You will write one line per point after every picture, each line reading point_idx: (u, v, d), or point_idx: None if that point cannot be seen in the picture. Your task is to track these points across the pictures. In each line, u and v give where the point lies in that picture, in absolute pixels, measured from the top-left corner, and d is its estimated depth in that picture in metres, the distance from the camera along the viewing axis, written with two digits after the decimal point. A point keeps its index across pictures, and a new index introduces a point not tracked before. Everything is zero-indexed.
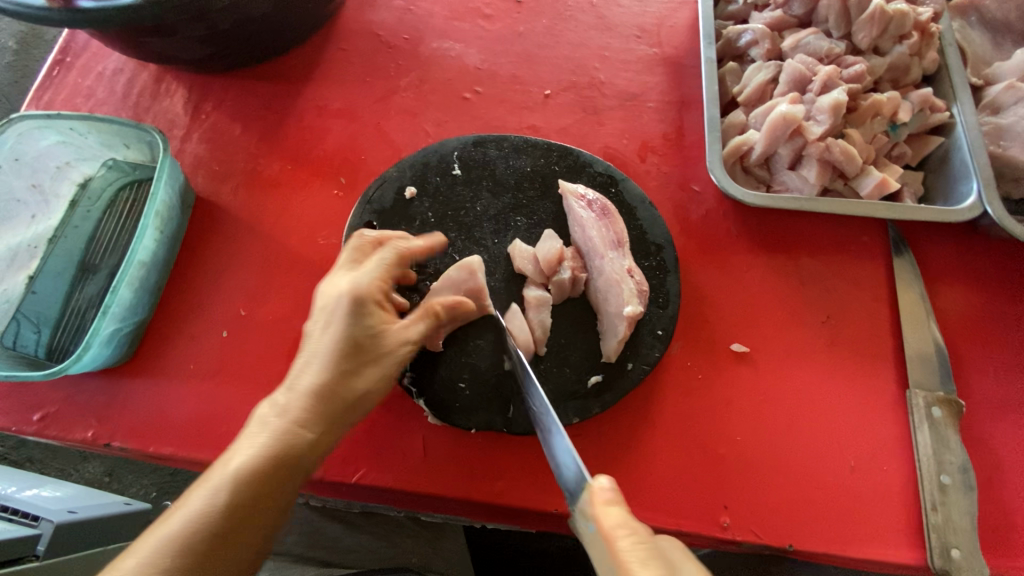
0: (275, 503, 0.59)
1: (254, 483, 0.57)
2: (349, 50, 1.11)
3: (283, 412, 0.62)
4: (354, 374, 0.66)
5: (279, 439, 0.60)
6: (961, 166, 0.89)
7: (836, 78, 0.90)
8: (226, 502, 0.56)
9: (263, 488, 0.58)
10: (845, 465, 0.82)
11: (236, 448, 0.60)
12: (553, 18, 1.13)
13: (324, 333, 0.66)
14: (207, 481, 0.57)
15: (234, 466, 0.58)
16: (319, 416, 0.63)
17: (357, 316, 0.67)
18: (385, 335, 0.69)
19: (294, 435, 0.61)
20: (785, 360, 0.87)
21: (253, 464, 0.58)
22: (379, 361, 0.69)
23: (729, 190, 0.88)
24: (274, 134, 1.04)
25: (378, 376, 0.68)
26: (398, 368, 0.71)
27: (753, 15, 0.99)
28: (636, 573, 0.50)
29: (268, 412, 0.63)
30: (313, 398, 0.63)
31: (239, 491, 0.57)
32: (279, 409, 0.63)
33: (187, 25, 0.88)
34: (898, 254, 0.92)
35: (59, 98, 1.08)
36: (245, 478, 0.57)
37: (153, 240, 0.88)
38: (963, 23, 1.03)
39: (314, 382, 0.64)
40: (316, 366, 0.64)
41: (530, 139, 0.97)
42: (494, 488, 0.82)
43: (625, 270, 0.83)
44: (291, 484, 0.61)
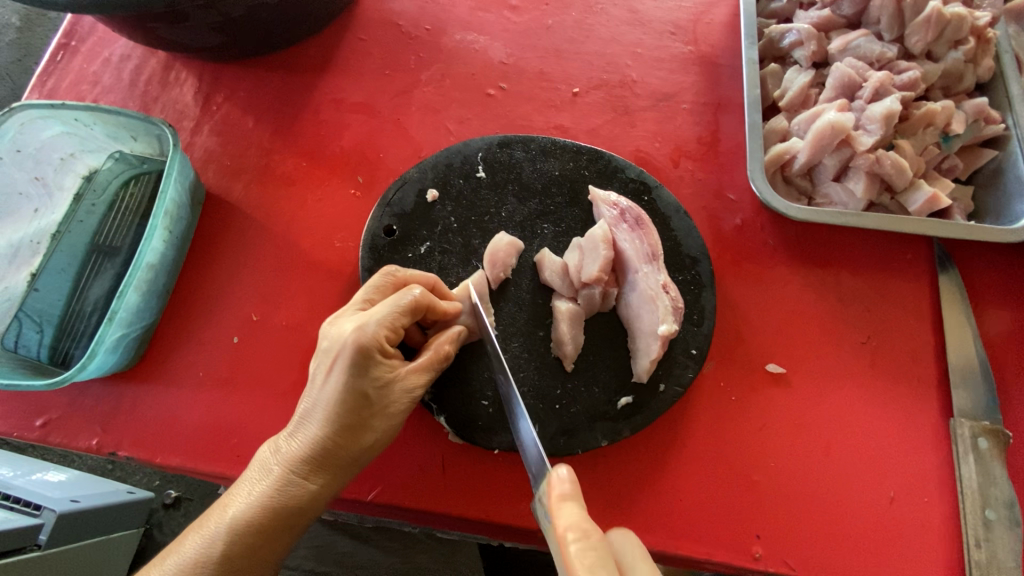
0: (275, 548, 0.63)
1: (246, 534, 0.61)
2: (368, 40, 1.05)
3: (282, 465, 0.63)
4: (353, 431, 0.64)
5: (271, 493, 0.62)
6: (1016, 182, 0.84)
7: (889, 85, 0.85)
8: (218, 551, 0.60)
9: (259, 539, 0.61)
10: (884, 496, 0.78)
11: (238, 492, 0.64)
12: (583, 11, 1.07)
13: (326, 387, 0.63)
14: (211, 521, 0.62)
15: (231, 514, 0.62)
16: (313, 471, 0.63)
17: (360, 370, 0.62)
18: (391, 387, 0.65)
19: (287, 489, 0.63)
20: (824, 382, 0.83)
21: (246, 515, 0.61)
22: (383, 415, 0.65)
23: (771, 202, 0.83)
24: (289, 128, 0.99)
25: (382, 430, 0.66)
26: (402, 418, 0.67)
27: (798, 14, 0.94)
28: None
29: (270, 460, 0.65)
30: (308, 454, 0.63)
31: (233, 538, 0.61)
32: (279, 461, 0.64)
33: (199, 10, 0.83)
34: (944, 273, 0.87)
35: (64, 85, 1.03)
36: (237, 529, 0.61)
37: (162, 240, 0.84)
38: (1020, 28, 0.97)
39: (313, 437, 0.63)
40: (317, 421, 0.63)
41: (558, 141, 0.92)
42: (519, 510, 0.78)
43: (661, 286, 0.78)
44: (288, 532, 0.64)
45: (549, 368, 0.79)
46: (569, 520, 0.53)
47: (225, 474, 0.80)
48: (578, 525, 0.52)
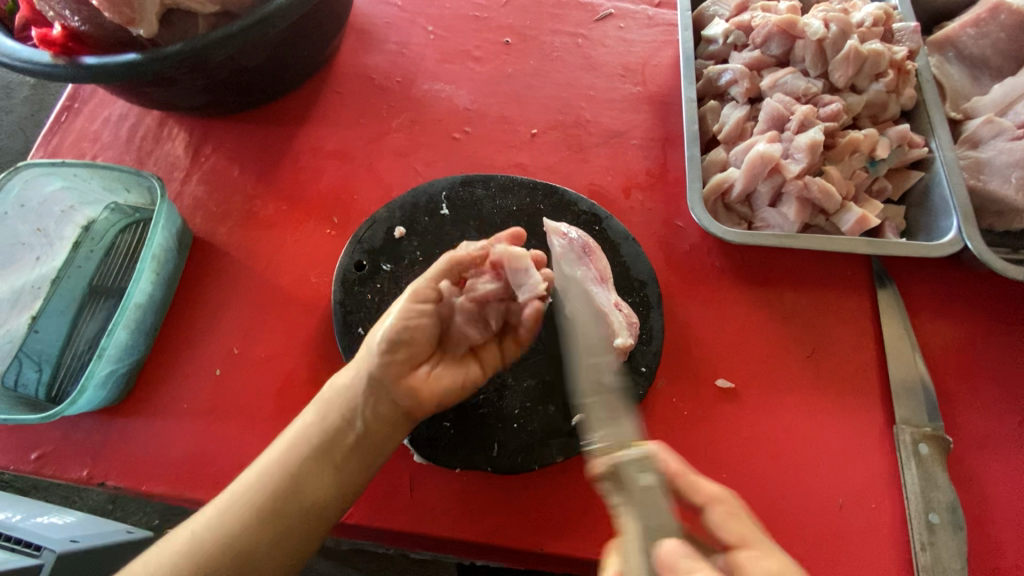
0: (365, 458, 0.74)
1: (286, 476, 0.70)
2: (343, 93, 1.15)
3: (361, 382, 0.74)
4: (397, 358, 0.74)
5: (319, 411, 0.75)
6: (941, 201, 0.90)
7: (813, 117, 0.92)
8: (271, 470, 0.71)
9: (363, 445, 0.74)
10: (832, 503, 0.82)
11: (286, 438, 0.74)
12: (540, 58, 1.17)
13: (387, 321, 0.74)
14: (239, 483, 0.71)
15: (297, 440, 0.72)
16: (399, 369, 0.74)
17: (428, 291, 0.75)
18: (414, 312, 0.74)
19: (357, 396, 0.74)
20: (769, 395, 0.88)
21: (314, 441, 0.72)
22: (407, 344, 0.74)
23: (710, 228, 0.89)
24: (270, 175, 1.07)
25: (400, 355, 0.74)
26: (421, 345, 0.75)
27: (733, 55, 1.02)
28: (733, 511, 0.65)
29: (326, 395, 0.75)
30: (388, 355, 0.73)
31: (308, 460, 0.71)
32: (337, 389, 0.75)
33: (186, 77, 0.93)
34: (881, 287, 0.93)
35: (66, 143, 1.12)
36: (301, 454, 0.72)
37: (150, 281, 0.91)
38: (941, 58, 1.04)
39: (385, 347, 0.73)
40: (390, 334, 0.73)
41: (516, 178, 0.99)
42: (482, 527, 0.82)
43: (613, 304, 0.84)
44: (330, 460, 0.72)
45: (508, 389, 0.84)
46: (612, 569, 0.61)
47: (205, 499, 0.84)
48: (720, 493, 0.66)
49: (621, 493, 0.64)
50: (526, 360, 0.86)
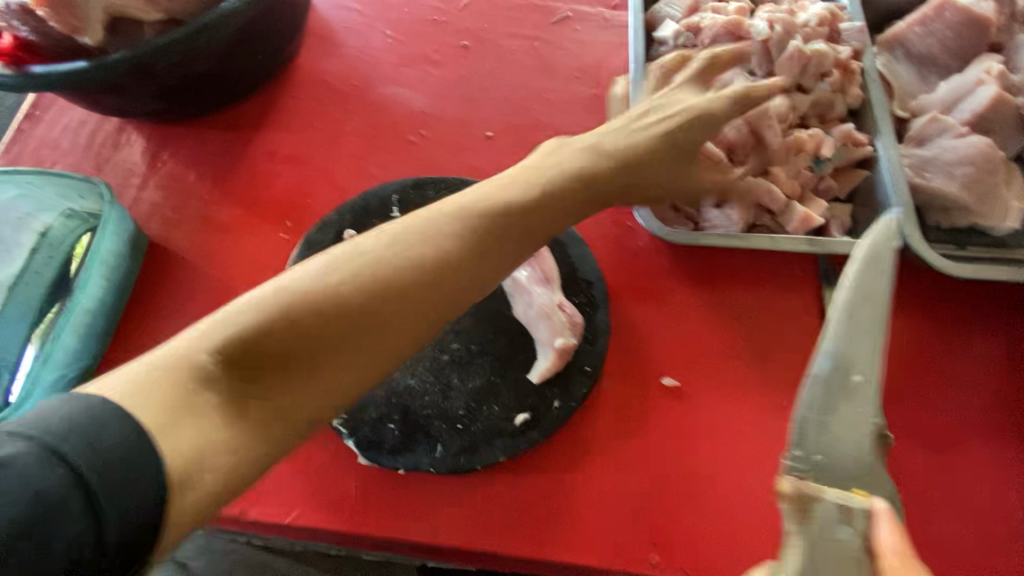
0: (411, 322, 0.63)
1: (311, 336, 0.58)
2: (301, 97, 1.15)
3: (378, 259, 0.62)
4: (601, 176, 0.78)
5: (342, 282, 0.60)
6: (884, 199, 0.91)
7: None
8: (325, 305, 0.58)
9: (402, 295, 0.62)
10: (773, 500, 0.82)
11: (288, 278, 0.60)
12: (496, 61, 1.17)
13: (520, 181, 0.74)
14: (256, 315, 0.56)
15: (310, 309, 0.58)
16: (506, 206, 0.71)
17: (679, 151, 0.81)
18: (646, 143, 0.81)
19: (411, 253, 0.64)
20: (714, 393, 0.88)
21: (361, 276, 0.61)
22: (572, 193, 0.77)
23: (654, 228, 0.90)
24: (226, 180, 1.08)
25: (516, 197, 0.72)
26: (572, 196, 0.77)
27: (682, 57, 1.03)
28: None
29: (368, 250, 0.63)
30: (523, 187, 0.73)
31: (360, 301, 0.60)
32: (377, 253, 0.63)
33: (136, 83, 0.93)
34: (827, 284, 0.93)
35: (26, 150, 1.13)
36: (346, 292, 0.60)
37: (101, 287, 0.93)
38: (890, 57, 1.05)
39: (552, 183, 0.74)
40: (513, 194, 0.72)
41: (467, 181, 1.01)
42: (426, 527, 0.82)
43: (555, 304, 0.86)
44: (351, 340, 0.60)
45: (453, 389, 0.85)
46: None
47: None
48: None
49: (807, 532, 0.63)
50: (471, 361, 0.87)
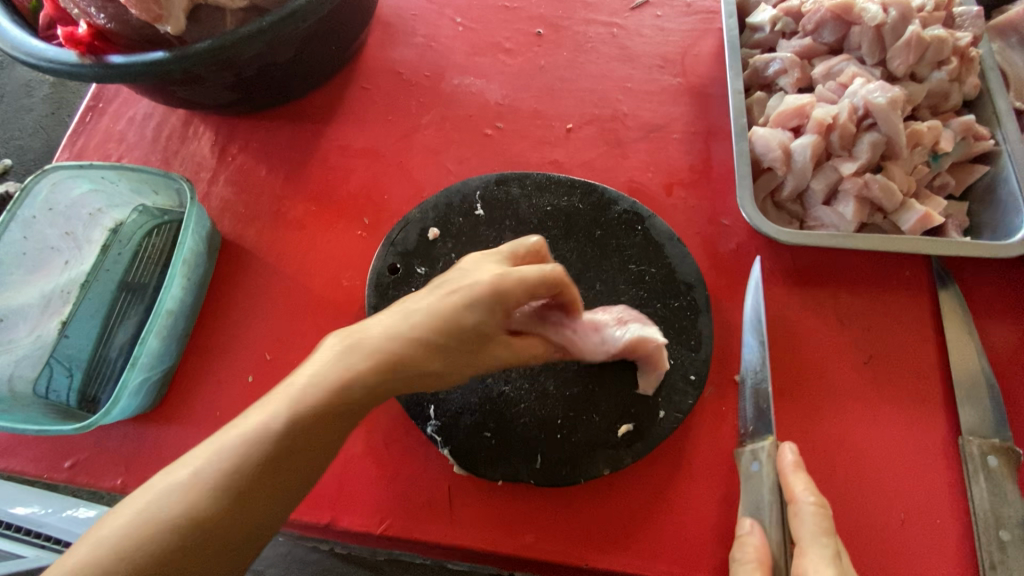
0: (294, 487, 0.59)
1: (208, 492, 0.54)
2: (371, 88, 1.11)
3: (274, 422, 0.57)
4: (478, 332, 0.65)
5: (250, 453, 0.55)
6: (1010, 197, 0.85)
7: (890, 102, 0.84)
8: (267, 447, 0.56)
9: (275, 464, 0.56)
10: (894, 517, 0.77)
11: (142, 500, 0.53)
12: (574, 50, 1.12)
13: (323, 361, 0.60)
14: (172, 480, 0.54)
15: (249, 445, 0.56)
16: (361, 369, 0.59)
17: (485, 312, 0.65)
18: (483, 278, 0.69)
19: (293, 426, 0.57)
20: (824, 403, 0.83)
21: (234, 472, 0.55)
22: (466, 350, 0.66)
23: (761, 227, 0.84)
24: (298, 175, 1.04)
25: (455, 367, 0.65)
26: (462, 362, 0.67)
27: (781, 43, 0.97)
28: (795, 501, 0.68)
29: (242, 439, 0.56)
30: (360, 363, 0.59)
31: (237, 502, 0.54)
32: (251, 432, 0.56)
33: (213, 74, 0.90)
34: (943, 287, 0.87)
35: (92, 144, 1.11)
36: (218, 496, 0.54)
37: (181, 287, 0.89)
38: (1003, 45, 0.99)
39: (372, 356, 0.60)
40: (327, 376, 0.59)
41: (553, 176, 0.96)
42: (523, 540, 0.78)
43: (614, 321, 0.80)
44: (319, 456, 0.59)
45: (551, 398, 0.81)
46: (802, 484, 0.69)
47: None
48: (808, 487, 0.69)
49: (757, 478, 0.74)
50: (569, 367, 0.83)
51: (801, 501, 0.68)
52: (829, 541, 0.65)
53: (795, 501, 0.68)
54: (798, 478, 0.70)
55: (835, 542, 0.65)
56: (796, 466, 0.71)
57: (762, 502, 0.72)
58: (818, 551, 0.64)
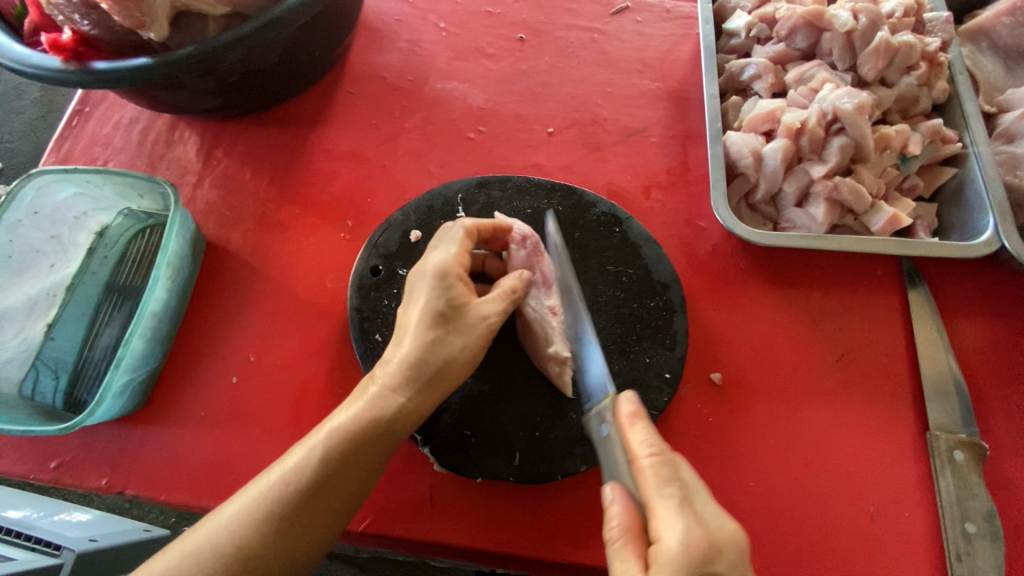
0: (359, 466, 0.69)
1: (320, 468, 0.67)
2: (355, 93, 1.13)
3: (361, 408, 0.70)
4: (439, 343, 0.72)
5: (308, 469, 0.67)
6: (976, 198, 0.87)
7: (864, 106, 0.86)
8: (357, 425, 0.69)
9: (312, 495, 0.67)
10: (864, 511, 0.79)
11: (209, 524, 0.65)
12: (555, 55, 1.14)
13: (343, 413, 0.70)
14: (255, 487, 0.68)
15: (353, 424, 0.69)
16: (406, 396, 0.71)
17: (436, 291, 0.73)
18: (465, 310, 0.74)
19: (408, 403, 0.71)
20: (797, 400, 0.85)
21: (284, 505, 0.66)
22: (456, 330, 0.73)
23: (734, 229, 0.86)
24: (283, 178, 1.06)
25: (457, 346, 0.73)
26: (472, 342, 0.74)
27: (755, 49, 0.99)
28: (641, 459, 0.60)
29: (285, 480, 0.67)
30: (404, 391, 0.71)
31: (290, 529, 0.65)
32: (287, 477, 0.67)
33: (197, 79, 0.91)
34: (912, 287, 0.90)
35: (78, 148, 1.12)
36: (263, 529, 0.65)
37: (165, 289, 0.89)
38: (973, 49, 1.01)
39: (404, 376, 0.71)
40: (347, 423, 0.69)
41: (533, 179, 0.97)
42: (503, 536, 0.80)
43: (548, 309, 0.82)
44: (396, 430, 0.71)
45: (529, 397, 0.83)
46: (642, 439, 0.62)
47: None
48: (649, 442, 0.62)
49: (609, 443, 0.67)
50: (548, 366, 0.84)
51: (641, 458, 0.61)
52: (680, 489, 0.58)
53: (640, 460, 0.60)
54: (636, 430, 0.63)
55: (680, 485, 0.59)
56: (635, 416, 0.64)
57: (620, 468, 0.65)
58: (665, 505, 0.57)
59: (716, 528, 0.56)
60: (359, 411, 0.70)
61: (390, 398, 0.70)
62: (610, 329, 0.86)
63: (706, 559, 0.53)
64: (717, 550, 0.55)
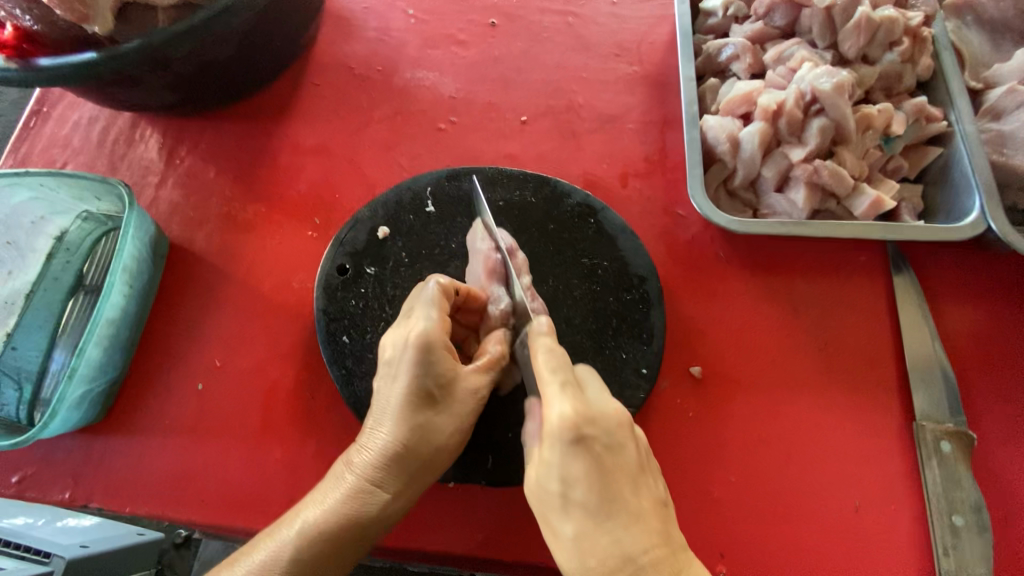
0: (340, 560, 0.66)
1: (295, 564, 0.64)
2: (322, 85, 1.09)
3: (340, 500, 0.66)
4: (428, 427, 0.67)
5: (288, 562, 0.63)
6: (962, 179, 0.84)
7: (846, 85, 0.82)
8: (337, 522, 0.65)
9: None
10: (848, 505, 0.77)
11: None
12: (528, 40, 1.10)
13: (320, 505, 0.67)
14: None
15: (332, 516, 0.66)
16: (388, 490, 0.67)
17: (423, 369, 0.66)
18: (454, 387, 0.69)
19: (393, 492, 0.68)
20: (779, 393, 0.83)
21: None
22: (446, 414, 0.69)
23: (712, 216, 0.83)
24: (248, 176, 1.02)
25: (447, 431, 0.69)
26: (464, 421, 0.70)
27: (733, 28, 0.96)
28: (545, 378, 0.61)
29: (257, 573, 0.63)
30: (390, 486, 0.67)
31: None
32: (255, 573, 0.63)
33: (150, 73, 0.87)
34: (898, 273, 0.87)
35: (37, 149, 1.08)
36: None
37: (123, 294, 0.86)
38: (959, 23, 0.97)
39: (388, 471, 0.67)
40: (324, 517, 0.66)
41: (505, 169, 0.94)
42: (477, 539, 0.77)
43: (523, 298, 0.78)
44: (376, 523, 0.68)
45: (502, 400, 0.80)
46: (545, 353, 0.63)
47: (192, 519, 0.82)
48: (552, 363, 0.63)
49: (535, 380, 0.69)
50: None
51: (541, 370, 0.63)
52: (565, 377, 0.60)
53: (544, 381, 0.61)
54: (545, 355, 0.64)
55: (567, 371, 0.61)
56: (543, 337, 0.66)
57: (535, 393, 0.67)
58: (551, 392, 0.59)
59: (596, 408, 0.59)
60: (338, 507, 0.66)
61: (373, 499, 0.67)
62: (585, 325, 0.83)
63: (580, 430, 0.56)
64: (593, 421, 0.57)
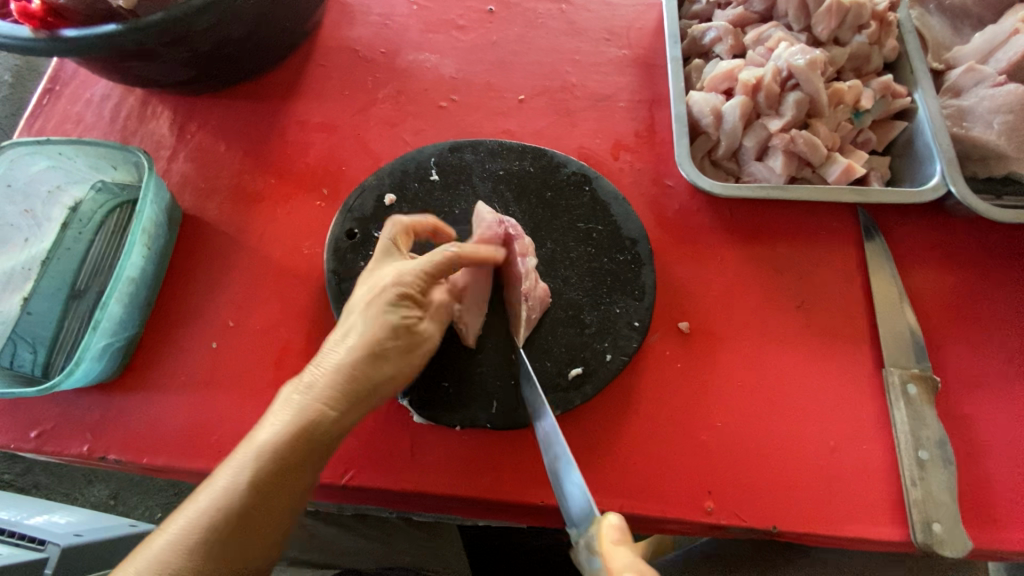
0: (295, 484, 0.66)
1: (249, 489, 0.63)
2: (328, 65, 1.14)
3: (288, 421, 0.66)
4: (381, 354, 0.71)
5: (244, 487, 0.63)
6: (925, 148, 0.91)
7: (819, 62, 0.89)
8: (288, 442, 0.65)
9: (247, 516, 0.63)
10: (825, 445, 0.83)
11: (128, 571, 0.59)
12: (524, 26, 1.16)
13: (271, 426, 0.66)
14: (173, 523, 0.62)
15: (281, 437, 0.65)
16: (340, 410, 0.69)
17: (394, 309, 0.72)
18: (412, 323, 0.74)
19: (343, 413, 0.69)
20: (761, 345, 0.89)
21: (207, 537, 0.61)
22: (399, 344, 0.73)
23: (698, 182, 0.90)
24: (258, 150, 1.07)
25: (398, 360, 0.73)
26: (414, 356, 0.75)
27: (716, 13, 1.03)
28: None
29: (213, 506, 0.62)
30: (339, 405, 0.68)
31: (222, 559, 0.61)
32: (209, 503, 0.62)
33: (168, 48, 0.91)
34: (870, 238, 0.94)
35: (50, 125, 1.11)
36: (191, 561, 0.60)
37: (142, 255, 0.90)
38: (923, 11, 1.05)
39: (337, 391, 0.68)
40: (277, 438, 0.65)
41: (504, 142, 1.00)
42: (483, 482, 0.82)
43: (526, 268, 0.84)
44: (327, 444, 0.68)
45: (505, 352, 0.86)
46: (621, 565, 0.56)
47: (207, 469, 0.86)
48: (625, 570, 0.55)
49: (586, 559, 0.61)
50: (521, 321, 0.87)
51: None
52: None
53: None
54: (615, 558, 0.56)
55: None
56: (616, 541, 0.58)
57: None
58: None
59: None
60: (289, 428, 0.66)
61: (329, 419, 0.68)
62: (582, 283, 0.89)
63: None
64: None
